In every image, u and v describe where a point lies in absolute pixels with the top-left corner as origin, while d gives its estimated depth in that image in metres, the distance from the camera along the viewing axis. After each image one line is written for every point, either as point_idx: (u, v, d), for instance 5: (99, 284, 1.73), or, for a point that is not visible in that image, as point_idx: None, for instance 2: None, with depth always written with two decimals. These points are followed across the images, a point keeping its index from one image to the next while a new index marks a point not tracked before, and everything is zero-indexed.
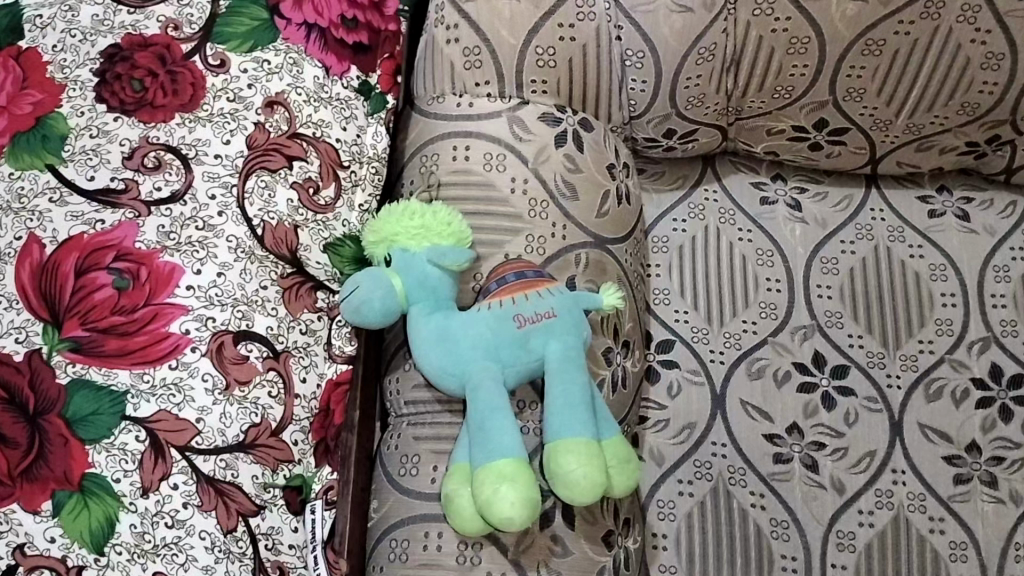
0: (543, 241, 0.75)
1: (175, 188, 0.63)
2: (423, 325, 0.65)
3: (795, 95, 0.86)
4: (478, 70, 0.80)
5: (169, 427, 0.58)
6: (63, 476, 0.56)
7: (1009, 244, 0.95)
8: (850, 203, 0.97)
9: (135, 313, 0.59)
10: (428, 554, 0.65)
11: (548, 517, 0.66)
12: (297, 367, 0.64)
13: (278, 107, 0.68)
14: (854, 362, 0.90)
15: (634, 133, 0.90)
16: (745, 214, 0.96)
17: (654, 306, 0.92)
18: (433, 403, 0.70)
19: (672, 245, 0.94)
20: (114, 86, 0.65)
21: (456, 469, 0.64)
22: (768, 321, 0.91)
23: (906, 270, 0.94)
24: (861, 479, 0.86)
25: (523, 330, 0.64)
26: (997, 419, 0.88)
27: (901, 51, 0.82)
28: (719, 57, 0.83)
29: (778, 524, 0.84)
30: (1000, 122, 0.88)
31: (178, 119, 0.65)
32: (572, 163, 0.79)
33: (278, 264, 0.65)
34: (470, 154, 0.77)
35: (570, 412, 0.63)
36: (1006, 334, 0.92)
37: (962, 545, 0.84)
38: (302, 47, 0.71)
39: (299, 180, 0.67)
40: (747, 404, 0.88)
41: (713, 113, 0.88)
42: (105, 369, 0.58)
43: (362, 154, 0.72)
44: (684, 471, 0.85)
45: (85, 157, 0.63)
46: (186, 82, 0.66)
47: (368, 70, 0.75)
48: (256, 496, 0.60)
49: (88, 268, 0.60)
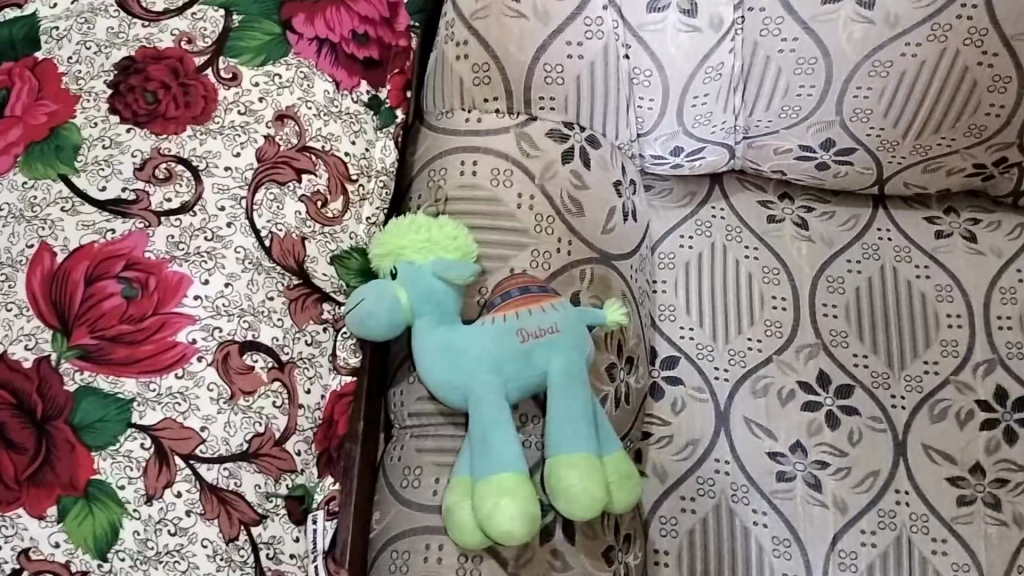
0: (547, 256, 0.76)
1: (185, 199, 0.64)
2: (427, 338, 0.66)
3: (802, 115, 0.87)
4: (487, 87, 0.81)
5: (175, 435, 0.59)
6: (69, 482, 0.57)
7: (1016, 266, 0.95)
8: (857, 223, 0.97)
9: (142, 322, 0.60)
10: (428, 566, 0.65)
11: (548, 531, 0.67)
12: (302, 378, 0.65)
13: (288, 121, 0.69)
14: (859, 382, 0.90)
15: (642, 149, 0.91)
16: (752, 232, 0.96)
17: (660, 322, 0.92)
18: (437, 416, 0.71)
19: (678, 261, 0.95)
20: (127, 98, 0.67)
21: (457, 482, 0.64)
22: (774, 339, 0.92)
23: (912, 290, 0.94)
24: (864, 498, 0.85)
25: (526, 344, 0.65)
26: (1001, 441, 0.88)
27: (909, 72, 0.83)
28: (727, 76, 0.85)
29: (780, 542, 0.84)
30: (1006, 144, 0.88)
31: (189, 131, 0.66)
32: (578, 180, 0.80)
33: (285, 275, 0.66)
34: (478, 169, 0.77)
35: (572, 427, 0.64)
36: (1011, 356, 0.91)
37: (965, 567, 0.83)
38: (313, 62, 0.72)
39: (308, 193, 0.68)
40: (751, 422, 0.88)
41: (721, 131, 0.90)
42: (113, 377, 0.59)
43: (370, 168, 0.73)
44: (686, 488, 0.86)
45: (97, 167, 0.64)
46: (198, 95, 0.67)
47: (379, 86, 0.76)
48: (258, 505, 0.61)
49: (98, 276, 0.60)
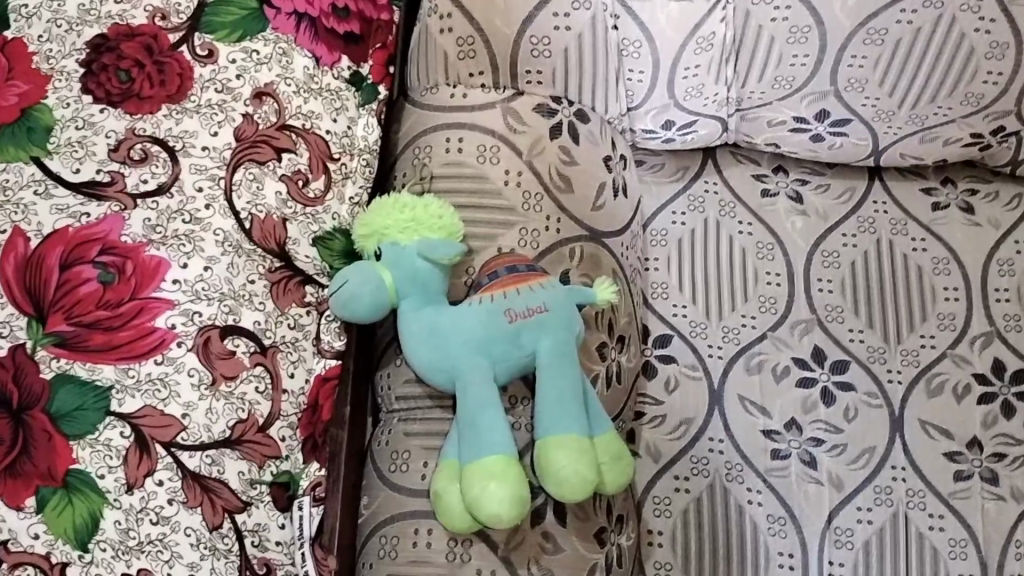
0: (536, 234, 0.74)
1: (162, 180, 0.62)
2: (413, 321, 0.64)
3: (796, 85, 0.85)
4: (472, 61, 0.79)
5: (155, 423, 0.58)
6: (47, 472, 0.56)
7: (1014, 237, 0.94)
8: (852, 196, 0.95)
9: (120, 308, 0.59)
10: (418, 551, 0.64)
11: (539, 514, 0.66)
12: (285, 362, 0.63)
13: (267, 99, 0.67)
14: (855, 357, 0.89)
15: (633, 123, 0.90)
16: (745, 206, 0.95)
17: (652, 299, 0.91)
18: (425, 399, 0.69)
19: (671, 238, 0.93)
20: (100, 77, 0.65)
21: (445, 465, 0.63)
22: (768, 315, 0.90)
23: (909, 263, 0.92)
24: (860, 475, 0.84)
25: (514, 324, 0.63)
26: (999, 415, 0.87)
27: (905, 41, 0.81)
28: (718, 46, 0.83)
29: (775, 520, 0.83)
30: (1005, 113, 0.87)
31: (165, 110, 0.64)
32: (567, 156, 0.78)
33: (266, 258, 0.64)
34: (464, 146, 0.76)
35: (562, 408, 0.62)
36: (1009, 329, 0.90)
37: (963, 543, 0.82)
38: (292, 37, 0.70)
39: (288, 172, 0.67)
40: (745, 399, 0.87)
41: (713, 103, 0.88)
42: (91, 364, 0.57)
43: (353, 146, 0.72)
44: (680, 467, 0.84)
45: (70, 149, 0.62)
46: (174, 73, 0.66)
47: (360, 61, 0.74)
48: (242, 492, 0.60)
49: (73, 261, 0.59)
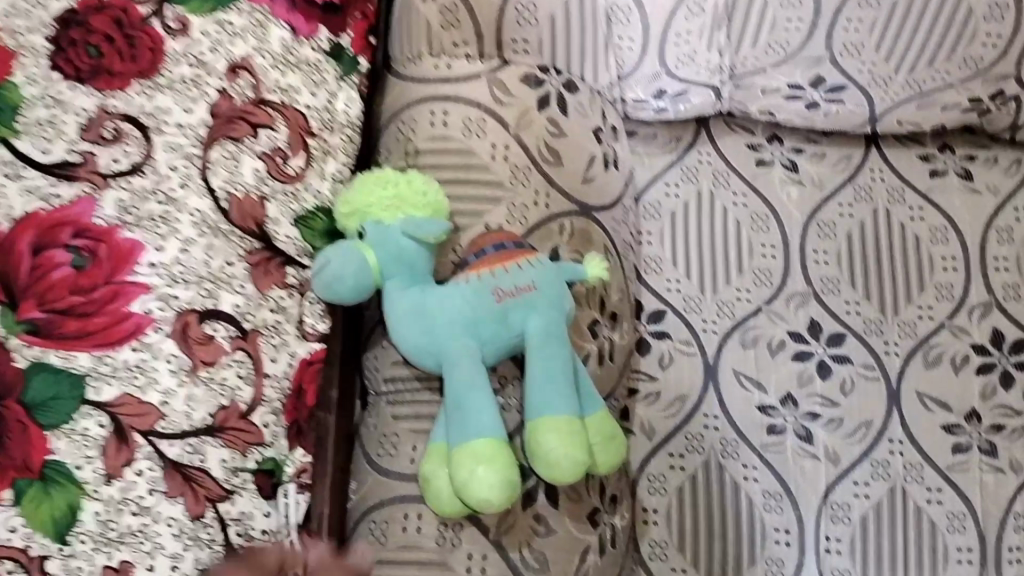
0: (524, 210, 0.72)
1: (134, 159, 0.60)
2: (398, 302, 0.63)
3: (790, 49, 0.84)
4: (456, 30, 0.76)
5: (133, 411, 0.56)
6: (23, 464, 0.53)
7: (1013, 203, 0.92)
8: (849, 163, 0.93)
9: (94, 293, 0.57)
10: (407, 537, 0.63)
11: (530, 496, 0.64)
12: (267, 346, 0.62)
13: (243, 73, 0.65)
14: (852, 330, 0.87)
15: (624, 93, 0.88)
16: (739, 177, 0.92)
17: (645, 275, 0.89)
18: (413, 381, 0.67)
19: (664, 211, 0.91)
20: (69, 54, 0.61)
21: (434, 449, 0.62)
22: (763, 288, 0.89)
23: (906, 233, 0.91)
24: (857, 449, 0.83)
25: (501, 304, 0.61)
26: (997, 386, 0.86)
27: (901, 3, 0.82)
28: (710, 11, 0.83)
29: (771, 497, 0.82)
30: (1004, 76, 0.86)
31: (137, 87, 0.62)
32: (555, 128, 0.76)
33: (245, 239, 0.62)
34: (448, 119, 0.73)
35: (552, 389, 0.61)
36: (1008, 298, 0.89)
37: (961, 516, 0.82)
38: (267, 8, 0.68)
39: (267, 149, 0.65)
40: (740, 374, 0.86)
41: (705, 71, 0.86)
42: (65, 352, 0.55)
43: (334, 121, 0.69)
44: (675, 445, 0.83)
45: (40, 128, 0.58)
46: (145, 47, 0.63)
47: (339, 31, 0.72)
48: (225, 481, 0.58)
49: (44, 245, 0.56)
